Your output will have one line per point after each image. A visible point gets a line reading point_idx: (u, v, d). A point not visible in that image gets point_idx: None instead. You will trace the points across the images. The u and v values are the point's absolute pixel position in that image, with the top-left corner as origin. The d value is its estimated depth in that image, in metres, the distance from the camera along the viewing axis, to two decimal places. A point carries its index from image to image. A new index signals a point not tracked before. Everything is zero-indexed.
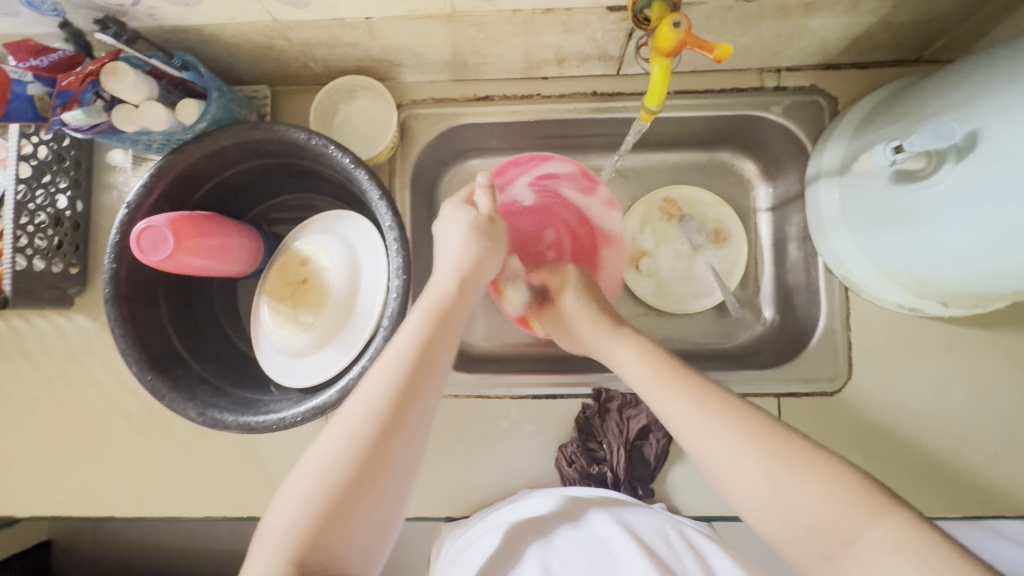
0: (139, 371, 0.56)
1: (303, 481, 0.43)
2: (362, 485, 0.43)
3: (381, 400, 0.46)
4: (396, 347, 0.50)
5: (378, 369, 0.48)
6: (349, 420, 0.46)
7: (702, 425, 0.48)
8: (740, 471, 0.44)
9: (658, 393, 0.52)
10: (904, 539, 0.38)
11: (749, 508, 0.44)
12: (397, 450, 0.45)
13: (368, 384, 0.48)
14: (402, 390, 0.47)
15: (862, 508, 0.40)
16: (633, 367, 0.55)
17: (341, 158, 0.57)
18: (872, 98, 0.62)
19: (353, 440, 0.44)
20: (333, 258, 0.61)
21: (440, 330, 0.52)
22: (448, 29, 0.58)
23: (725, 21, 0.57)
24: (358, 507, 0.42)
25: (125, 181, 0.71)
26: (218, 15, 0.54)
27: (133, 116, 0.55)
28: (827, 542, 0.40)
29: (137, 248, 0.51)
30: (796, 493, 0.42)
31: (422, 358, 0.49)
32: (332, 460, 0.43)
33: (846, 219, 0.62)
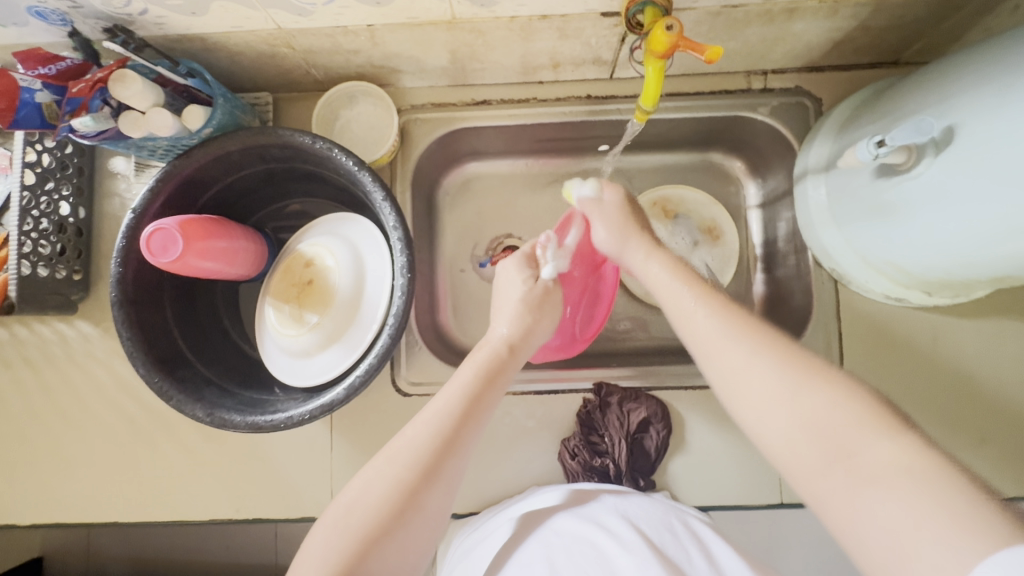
0: (147, 373, 0.57)
1: (341, 515, 0.44)
2: (400, 521, 0.44)
3: (423, 444, 0.47)
4: (444, 398, 0.51)
5: (427, 417, 0.50)
6: (388, 463, 0.47)
7: (715, 332, 0.47)
8: (750, 386, 0.43)
9: (681, 300, 0.51)
10: (910, 456, 0.34)
11: (748, 406, 0.43)
12: (434, 495, 0.46)
13: (416, 428, 0.49)
14: (448, 433, 0.48)
15: (869, 423, 0.37)
16: (660, 273, 0.55)
17: (345, 161, 0.58)
18: (854, 98, 0.65)
19: (395, 481, 0.45)
20: (338, 260, 0.62)
21: (487, 386, 0.53)
22: (448, 35, 0.60)
23: (713, 26, 0.60)
24: (395, 543, 0.43)
25: (127, 188, 0.72)
26: (224, 23, 0.56)
27: (140, 122, 0.56)
28: (834, 455, 0.37)
29: (146, 250, 0.51)
30: (807, 402, 0.40)
31: (471, 411, 0.50)
32: (372, 500, 0.44)
33: (833, 213, 0.64)
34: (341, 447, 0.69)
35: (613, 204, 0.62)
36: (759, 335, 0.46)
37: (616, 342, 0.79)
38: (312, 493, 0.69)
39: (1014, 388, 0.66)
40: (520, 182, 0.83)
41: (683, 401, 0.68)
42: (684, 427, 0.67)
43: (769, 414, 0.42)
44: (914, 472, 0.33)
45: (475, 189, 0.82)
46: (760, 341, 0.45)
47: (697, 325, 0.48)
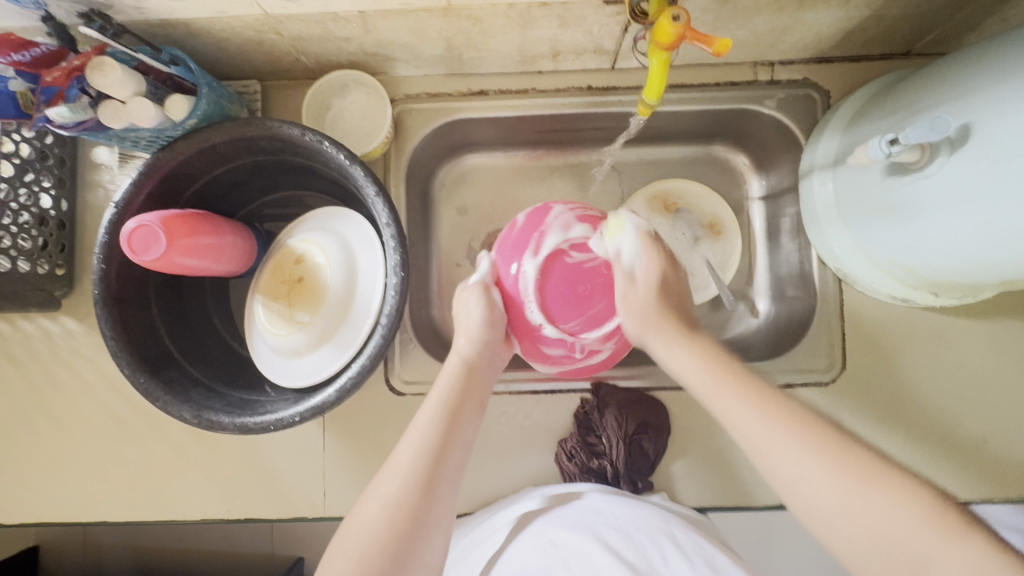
0: (132, 374, 0.55)
1: (345, 551, 0.43)
2: (409, 540, 0.43)
3: (415, 464, 0.47)
4: (424, 415, 0.51)
5: (412, 436, 0.49)
6: (382, 489, 0.46)
7: (760, 431, 0.43)
8: (803, 479, 0.41)
9: (722, 396, 0.46)
10: (992, 563, 0.33)
11: (815, 515, 0.40)
12: (434, 514, 0.45)
13: (401, 452, 0.48)
14: (434, 451, 0.48)
15: (936, 530, 0.36)
16: (687, 364, 0.51)
17: (335, 154, 0.56)
18: (864, 91, 0.63)
19: (396, 503, 0.45)
20: (328, 256, 0.60)
21: (462, 401, 0.52)
22: (443, 22, 0.58)
23: (720, 15, 0.57)
24: (405, 569, 0.43)
25: (111, 179, 0.70)
26: (208, 8, 0.53)
27: (120, 112, 0.54)
28: (908, 566, 0.36)
29: (127, 248, 0.49)
30: (867, 515, 0.38)
31: (451, 425, 0.50)
32: (376, 526, 0.43)
33: (840, 210, 0.62)
34: (334, 446, 0.67)
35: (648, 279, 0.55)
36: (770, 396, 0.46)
37: None
38: (304, 492, 0.67)
39: (1018, 391, 0.65)
40: (517, 174, 0.80)
41: (684, 401, 0.67)
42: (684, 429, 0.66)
43: (836, 529, 0.39)
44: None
45: (471, 180, 0.80)
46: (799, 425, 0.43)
47: (741, 416, 0.45)
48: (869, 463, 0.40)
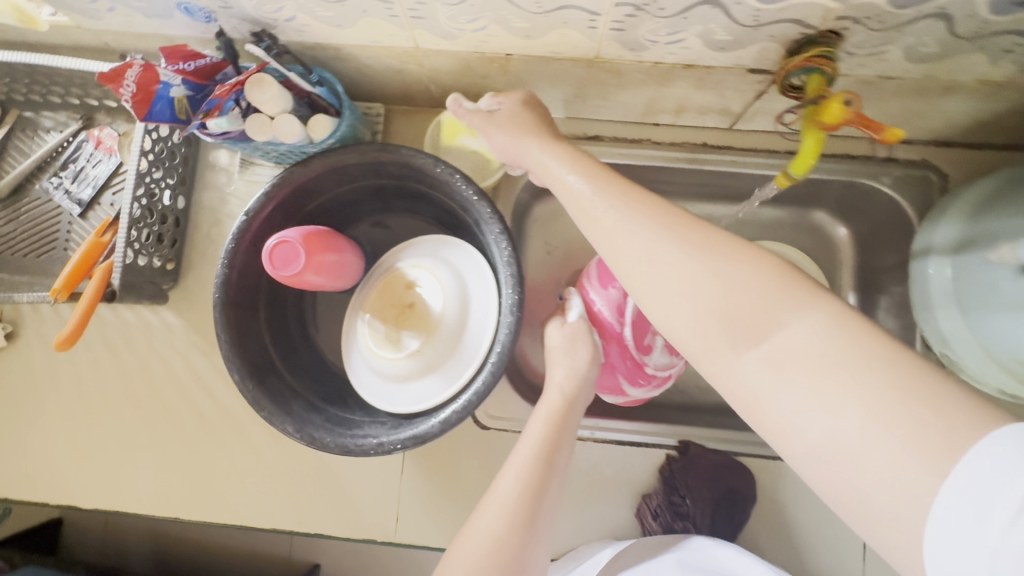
0: (241, 379, 0.56)
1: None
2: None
3: (514, 502, 0.48)
4: (522, 453, 0.51)
5: (512, 469, 0.50)
6: (483, 522, 0.47)
7: (643, 241, 0.41)
8: (680, 299, 0.39)
9: (604, 219, 0.43)
10: (832, 341, 0.33)
11: (659, 306, 0.40)
12: (531, 557, 0.46)
13: (502, 486, 0.49)
14: (531, 487, 0.48)
15: (789, 305, 0.36)
16: (553, 168, 0.49)
17: (465, 189, 0.57)
18: (990, 180, 0.62)
19: (499, 540, 0.46)
20: (440, 285, 0.60)
21: (559, 439, 0.52)
22: (583, 72, 0.59)
23: (858, 93, 0.58)
24: None
25: (229, 183, 0.71)
26: (364, 37, 0.55)
27: (267, 127, 0.56)
28: (749, 335, 0.36)
29: (268, 261, 0.50)
30: (761, 313, 0.36)
31: (547, 463, 0.50)
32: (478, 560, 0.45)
33: (959, 298, 0.60)
34: (413, 473, 0.67)
35: (506, 113, 0.54)
36: (678, 225, 0.41)
37: (698, 393, 0.75)
38: (378, 515, 0.67)
39: None
40: None
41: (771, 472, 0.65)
42: (770, 500, 0.65)
43: (675, 307, 0.39)
44: (856, 374, 0.32)
45: (564, 218, 0.81)
46: (694, 250, 0.39)
47: (629, 247, 0.41)
48: (774, 268, 0.38)
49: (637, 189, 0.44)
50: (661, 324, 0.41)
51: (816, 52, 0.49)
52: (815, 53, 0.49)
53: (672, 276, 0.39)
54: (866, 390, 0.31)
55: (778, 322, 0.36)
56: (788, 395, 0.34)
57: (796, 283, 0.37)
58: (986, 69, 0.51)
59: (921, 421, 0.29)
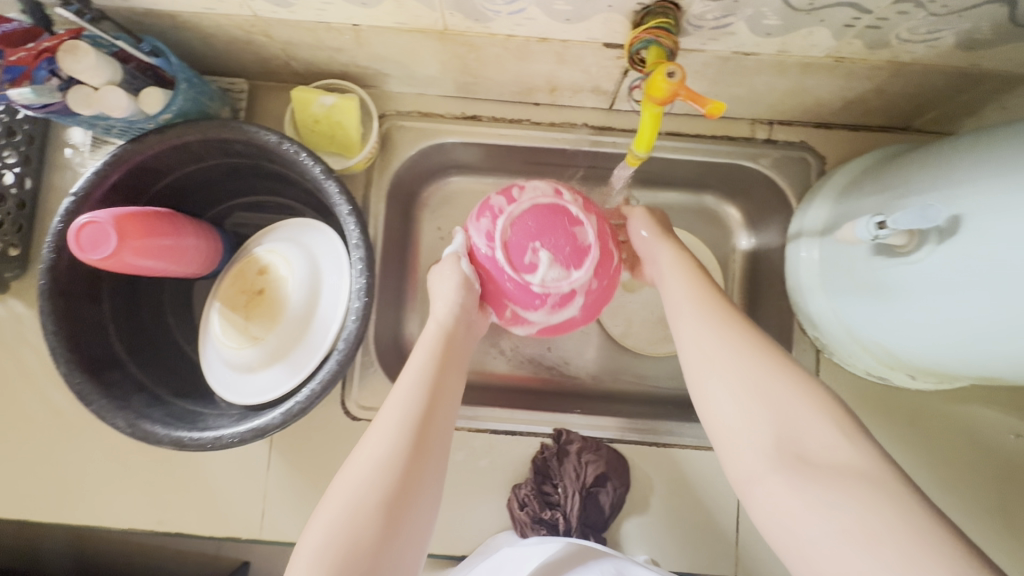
0: (68, 373, 0.52)
1: (333, 509, 0.43)
2: (401, 500, 0.43)
3: (400, 430, 0.46)
4: (405, 383, 0.49)
5: (395, 398, 0.48)
6: (366, 450, 0.45)
7: (699, 329, 0.49)
8: (710, 376, 0.46)
9: (698, 314, 0.50)
10: (871, 466, 0.38)
11: (709, 399, 0.46)
12: (423, 483, 0.45)
13: (386, 415, 0.47)
14: (418, 412, 0.47)
15: (828, 419, 0.41)
16: (675, 277, 0.55)
17: (311, 167, 0.54)
18: (856, 163, 0.63)
19: (384, 462, 0.44)
20: (292, 270, 0.57)
21: (445, 369, 0.52)
22: (439, 45, 0.56)
23: (721, 71, 0.56)
24: (397, 527, 0.42)
25: (81, 162, 0.67)
26: (194, 4, 0.51)
27: (91, 100, 0.51)
28: (801, 455, 0.40)
29: (74, 244, 0.46)
30: (749, 401, 0.43)
31: (432, 394, 0.49)
32: (363, 485, 0.43)
33: (822, 282, 0.61)
34: (280, 468, 0.64)
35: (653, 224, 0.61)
36: (747, 334, 0.48)
37: (586, 380, 0.73)
38: (243, 512, 0.64)
39: (984, 484, 0.64)
40: None
41: (646, 457, 0.65)
42: (643, 486, 0.64)
43: (719, 398, 0.45)
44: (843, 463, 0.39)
45: None
46: (753, 356, 0.45)
47: (674, 307, 0.52)
48: (788, 372, 0.44)
49: (725, 303, 0.51)
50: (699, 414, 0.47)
51: (653, 24, 0.46)
52: (652, 24, 0.46)
53: (731, 377, 0.45)
54: (870, 496, 0.36)
55: (811, 427, 0.41)
56: (802, 496, 0.38)
57: (837, 406, 0.42)
58: (834, 44, 0.50)
59: (870, 528, 0.34)
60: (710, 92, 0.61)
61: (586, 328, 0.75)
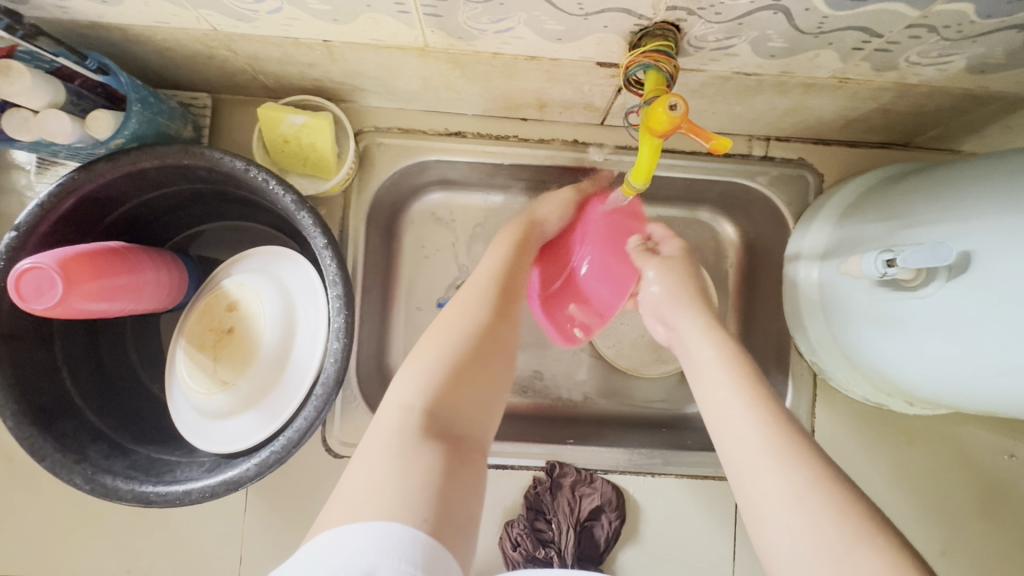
0: (16, 428, 0.47)
1: (423, 362, 0.44)
2: (478, 364, 0.45)
3: (484, 304, 0.49)
4: (484, 270, 0.53)
5: (479, 277, 0.52)
6: (457, 311, 0.48)
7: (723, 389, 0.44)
8: (727, 419, 0.42)
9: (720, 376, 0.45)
10: None
11: (726, 436, 0.42)
12: (496, 366, 0.46)
13: (471, 290, 0.51)
14: (493, 304, 0.49)
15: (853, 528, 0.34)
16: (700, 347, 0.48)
17: (281, 197, 0.49)
18: (857, 182, 0.61)
19: (471, 323, 0.47)
20: (264, 305, 0.53)
21: (507, 298, 0.50)
22: (419, 62, 0.52)
23: (721, 90, 0.53)
24: (475, 382, 0.44)
25: (28, 185, 0.61)
26: (145, 18, 0.46)
27: (30, 124, 0.46)
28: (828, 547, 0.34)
29: (14, 294, 0.42)
30: (775, 474, 0.38)
31: (509, 282, 0.52)
32: (450, 343, 0.45)
33: (822, 309, 0.59)
34: (258, 511, 0.61)
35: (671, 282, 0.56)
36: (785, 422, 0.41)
37: (579, 405, 0.71)
38: (218, 558, 0.60)
39: (978, 505, 0.64)
40: (495, 223, 0.72)
41: (642, 488, 0.63)
42: (639, 517, 0.63)
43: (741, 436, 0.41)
44: None
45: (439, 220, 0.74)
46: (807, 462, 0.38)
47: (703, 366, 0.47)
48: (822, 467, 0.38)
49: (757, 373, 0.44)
50: (733, 481, 0.41)
51: (651, 47, 0.43)
52: (650, 47, 0.43)
53: (775, 493, 0.37)
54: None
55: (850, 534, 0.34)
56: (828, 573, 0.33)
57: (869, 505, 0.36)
58: (840, 67, 0.47)
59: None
60: (708, 109, 0.58)
61: (578, 351, 0.72)
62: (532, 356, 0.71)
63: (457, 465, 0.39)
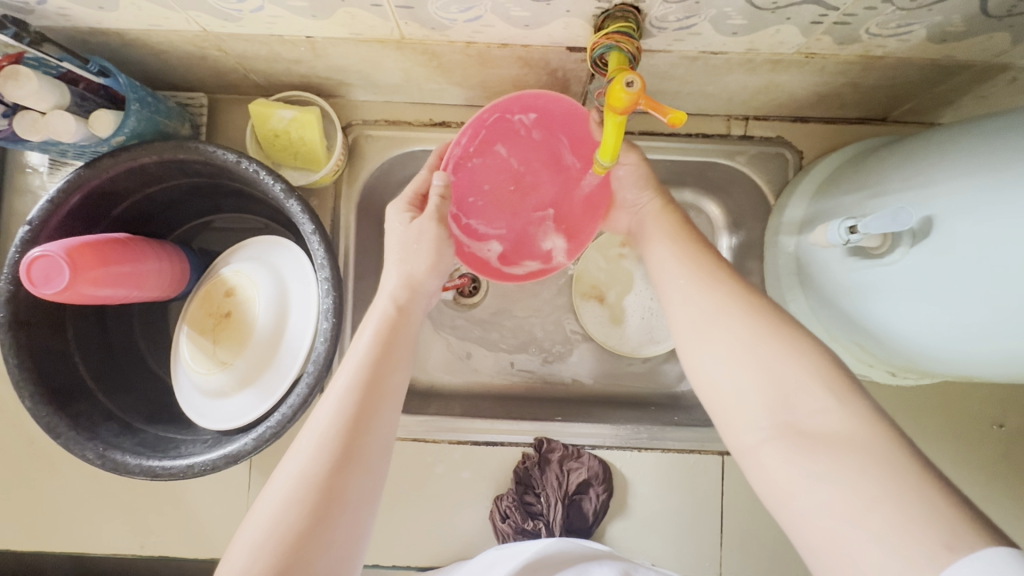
0: (34, 407, 0.50)
1: (259, 523, 0.37)
2: (329, 507, 0.38)
3: (338, 409, 0.42)
4: (343, 371, 0.44)
5: (339, 381, 0.44)
6: (305, 439, 0.40)
7: (692, 295, 0.47)
8: (702, 336, 0.44)
9: (689, 283, 0.48)
10: (858, 427, 0.35)
11: (700, 353, 0.44)
12: (356, 478, 0.39)
13: (326, 401, 0.43)
14: (348, 422, 0.41)
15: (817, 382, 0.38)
16: (668, 255, 0.51)
17: (272, 186, 0.52)
18: (835, 157, 0.62)
19: (319, 453, 0.39)
20: (259, 290, 0.56)
21: (384, 360, 0.46)
22: (398, 54, 0.54)
23: (691, 70, 0.55)
24: (327, 527, 0.37)
25: (41, 185, 0.65)
26: (139, 21, 0.49)
27: (38, 125, 0.50)
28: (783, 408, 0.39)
29: (25, 279, 0.45)
30: (755, 362, 0.41)
31: (369, 390, 0.43)
32: (293, 489, 0.38)
33: (801, 282, 0.60)
34: (261, 488, 0.64)
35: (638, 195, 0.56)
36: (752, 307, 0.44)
37: (569, 385, 0.73)
38: (224, 533, 0.64)
39: (968, 476, 0.64)
40: None
41: (629, 462, 0.65)
42: (626, 491, 0.64)
43: (713, 353, 0.43)
44: (865, 443, 0.34)
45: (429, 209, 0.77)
46: (761, 324, 0.42)
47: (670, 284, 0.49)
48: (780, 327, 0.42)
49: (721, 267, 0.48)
50: (702, 393, 0.44)
51: (614, 27, 0.44)
52: (613, 28, 0.44)
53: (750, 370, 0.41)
54: (862, 465, 0.33)
55: (800, 388, 0.38)
56: (798, 461, 0.36)
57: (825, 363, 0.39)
58: (803, 41, 0.49)
59: (866, 499, 0.32)
60: (682, 90, 0.59)
61: (566, 332, 0.74)
62: (522, 338, 0.73)
63: None
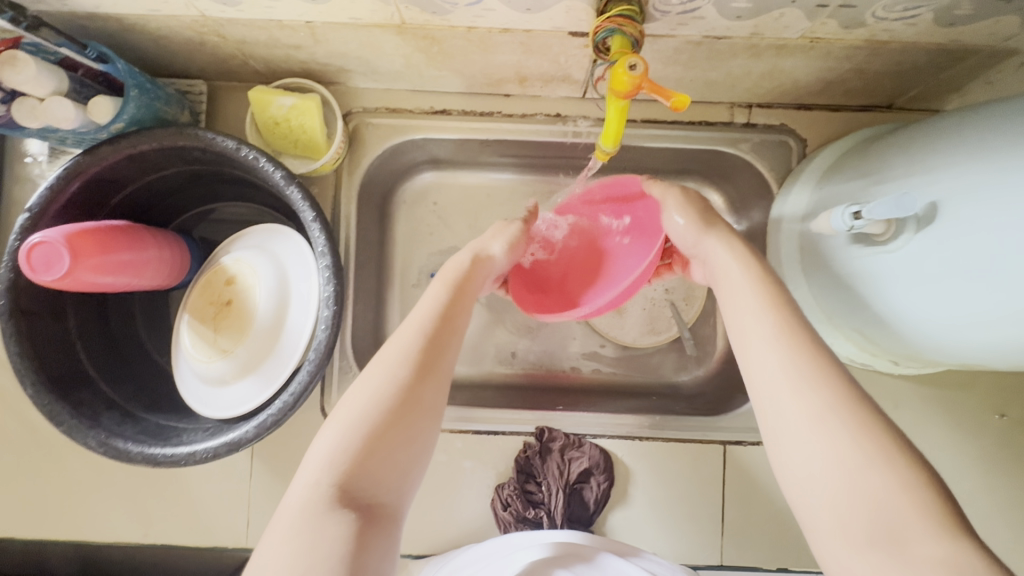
0: (35, 395, 0.50)
1: (340, 418, 0.38)
2: (404, 415, 0.39)
3: (417, 336, 0.44)
4: (418, 309, 0.47)
5: (414, 314, 0.46)
6: (386, 353, 0.43)
7: (749, 308, 0.42)
8: (757, 356, 0.40)
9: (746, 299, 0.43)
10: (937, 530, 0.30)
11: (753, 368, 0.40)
12: (427, 390, 0.41)
13: (402, 329, 0.45)
14: (424, 343, 0.43)
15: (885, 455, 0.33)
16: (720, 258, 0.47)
17: (272, 173, 0.52)
18: (839, 144, 0.61)
19: (397, 367, 0.41)
20: (260, 278, 0.56)
21: (457, 299, 0.48)
22: (399, 40, 0.54)
23: (694, 56, 0.54)
24: (400, 433, 0.39)
25: (40, 174, 0.64)
26: (137, 6, 0.49)
27: (37, 112, 0.49)
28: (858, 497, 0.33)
29: (26, 266, 0.45)
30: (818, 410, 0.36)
31: (444, 320, 0.46)
32: (374, 394, 0.40)
33: (804, 270, 0.59)
34: (262, 477, 0.64)
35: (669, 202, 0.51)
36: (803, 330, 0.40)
37: (571, 374, 0.72)
38: (225, 522, 0.64)
39: (971, 464, 0.64)
40: (487, 198, 0.74)
41: (631, 451, 0.65)
42: (627, 480, 0.64)
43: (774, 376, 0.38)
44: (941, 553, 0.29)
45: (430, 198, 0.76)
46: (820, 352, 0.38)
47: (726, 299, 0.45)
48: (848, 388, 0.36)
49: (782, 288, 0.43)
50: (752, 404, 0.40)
51: (616, 12, 0.44)
52: (615, 12, 0.44)
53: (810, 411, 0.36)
54: None
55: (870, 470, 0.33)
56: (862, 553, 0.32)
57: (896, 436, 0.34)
58: (809, 25, 0.48)
59: None
60: (686, 76, 0.58)
61: (568, 322, 0.74)
62: (524, 328, 0.73)
63: (372, 536, 0.34)
